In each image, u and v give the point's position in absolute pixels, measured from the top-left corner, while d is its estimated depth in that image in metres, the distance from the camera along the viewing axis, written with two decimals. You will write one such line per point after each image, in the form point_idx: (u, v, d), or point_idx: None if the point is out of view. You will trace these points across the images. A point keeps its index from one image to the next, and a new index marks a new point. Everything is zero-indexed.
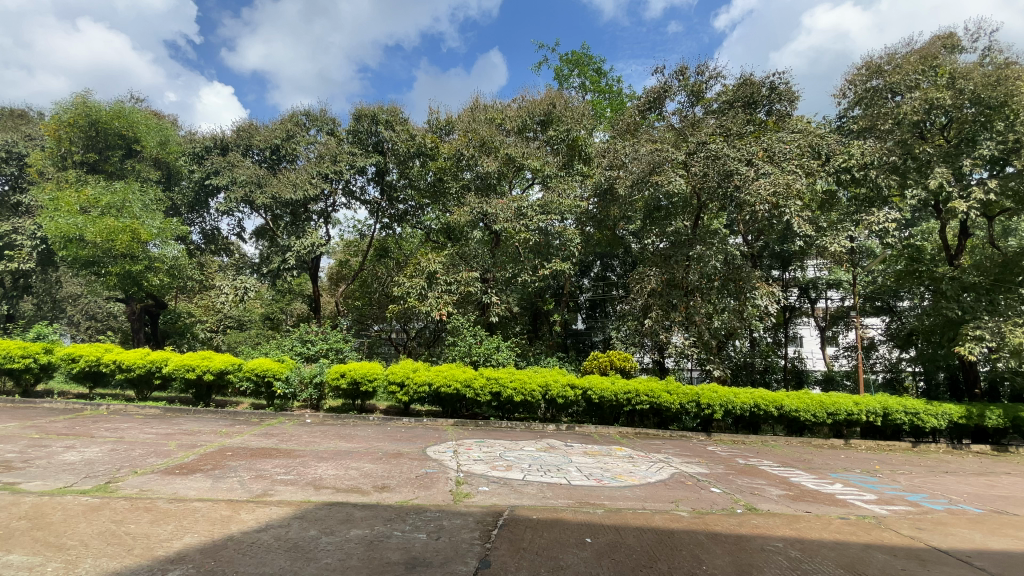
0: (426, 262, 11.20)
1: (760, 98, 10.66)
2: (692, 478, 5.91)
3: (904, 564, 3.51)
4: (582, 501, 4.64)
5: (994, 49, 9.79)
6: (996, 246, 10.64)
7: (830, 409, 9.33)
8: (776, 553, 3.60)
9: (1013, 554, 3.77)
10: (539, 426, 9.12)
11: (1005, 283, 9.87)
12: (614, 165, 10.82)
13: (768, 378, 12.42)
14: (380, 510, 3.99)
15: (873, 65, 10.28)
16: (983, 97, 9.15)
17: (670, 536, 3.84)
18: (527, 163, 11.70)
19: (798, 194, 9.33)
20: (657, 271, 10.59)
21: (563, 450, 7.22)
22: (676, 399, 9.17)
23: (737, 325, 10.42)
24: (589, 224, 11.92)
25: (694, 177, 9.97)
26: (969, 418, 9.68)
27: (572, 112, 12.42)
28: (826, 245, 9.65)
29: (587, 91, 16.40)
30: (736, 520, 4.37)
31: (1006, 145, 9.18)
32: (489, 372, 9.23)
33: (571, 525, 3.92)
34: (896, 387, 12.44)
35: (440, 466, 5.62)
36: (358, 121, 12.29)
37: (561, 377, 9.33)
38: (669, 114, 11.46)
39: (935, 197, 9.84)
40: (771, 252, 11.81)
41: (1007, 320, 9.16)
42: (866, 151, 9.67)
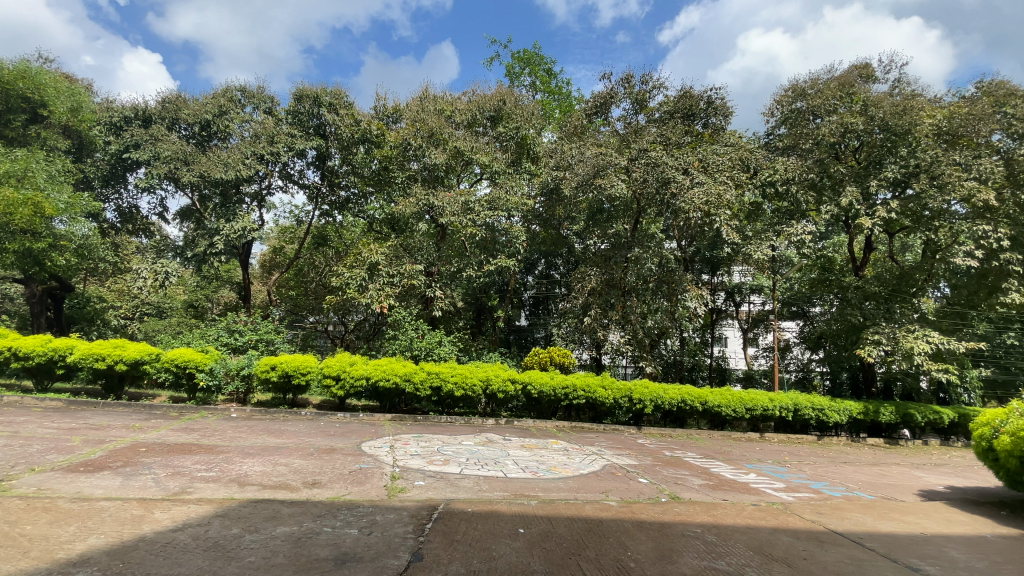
0: (368, 253, 10.91)
1: (698, 111, 11.22)
2: (622, 469, 6.18)
3: (804, 545, 3.86)
4: (518, 493, 4.73)
5: (902, 82, 10.82)
6: (895, 260, 11.85)
7: (749, 405, 10.03)
8: (694, 538, 3.86)
9: (896, 535, 4.24)
10: (478, 421, 9.16)
11: (901, 294, 11.05)
12: (561, 166, 11.11)
13: (695, 375, 13.19)
14: (310, 506, 3.88)
15: (798, 88, 11.09)
16: (892, 124, 10.11)
17: (599, 525, 4.00)
18: (475, 157, 11.61)
19: (728, 204, 9.99)
20: (598, 270, 10.93)
21: (501, 444, 7.29)
22: (611, 394, 9.52)
23: (669, 325, 10.94)
24: (535, 222, 12.17)
25: (635, 182, 10.36)
26: (866, 413, 10.74)
27: (522, 110, 12.47)
28: (751, 253, 10.40)
29: (537, 89, 16.55)
30: (660, 508, 4.63)
31: (908, 169, 10.18)
32: (430, 366, 9.10)
33: (505, 516, 3.99)
34: (806, 385, 13.50)
35: (376, 461, 5.52)
36: (299, 101, 11.72)
37: (502, 372, 9.41)
38: (614, 120, 11.87)
39: (846, 213, 10.75)
40: (702, 257, 12.44)
41: (902, 327, 10.25)
42: (789, 167, 10.56)
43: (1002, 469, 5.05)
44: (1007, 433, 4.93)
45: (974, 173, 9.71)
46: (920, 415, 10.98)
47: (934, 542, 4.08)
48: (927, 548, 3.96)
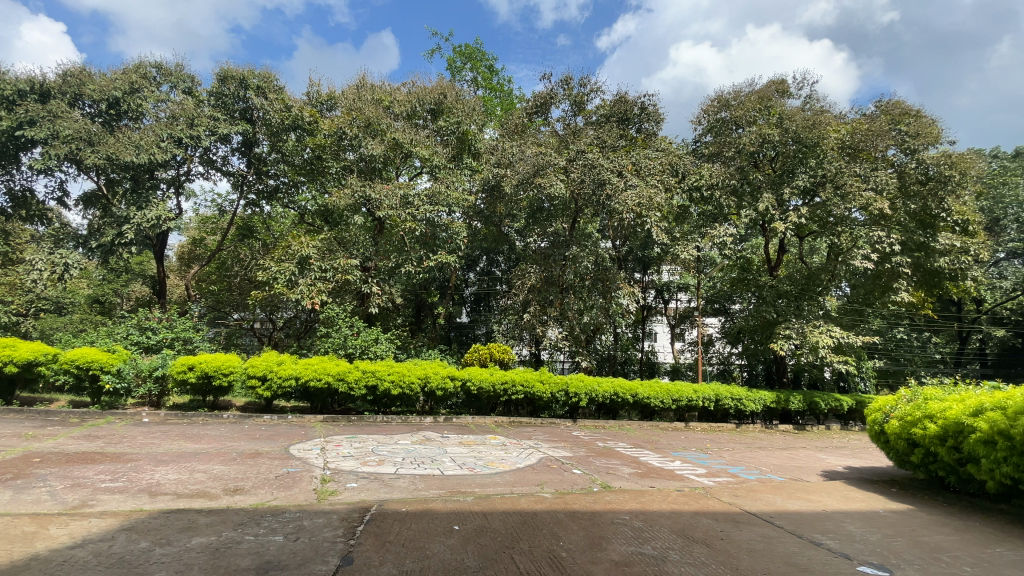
0: (299, 247, 10.45)
1: (632, 116, 11.65)
2: (557, 462, 6.34)
3: (721, 527, 4.15)
4: (453, 490, 4.73)
5: (813, 98, 11.82)
6: (804, 261, 12.99)
7: (675, 396, 10.62)
8: (623, 525, 4.04)
9: (801, 513, 4.66)
10: (416, 419, 9.04)
11: (809, 293, 11.95)
12: (501, 163, 11.14)
13: (626, 369, 13.79)
14: (230, 514, 3.66)
15: (722, 99, 11.84)
16: (803, 136, 11.02)
17: (533, 517, 4.09)
18: (415, 150, 11.39)
19: (658, 207, 10.52)
20: (537, 268, 11.11)
21: (438, 442, 7.24)
22: (548, 388, 9.73)
23: (603, 321, 11.32)
24: (476, 219, 12.18)
25: (573, 182, 10.62)
26: (778, 402, 11.70)
27: (463, 105, 12.38)
28: (678, 253, 11.04)
29: (479, 85, 16.50)
30: (592, 497, 4.80)
31: (816, 178, 11.08)
32: (365, 365, 8.83)
33: (440, 514, 3.98)
34: (727, 377, 14.39)
35: (305, 464, 5.30)
36: (223, 82, 11.01)
37: (441, 369, 9.33)
38: (554, 120, 12.07)
39: (762, 218, 11.59)
40: (635, 256, 12.95)
41: (809, 322, 11.27)
42: (712, 174, 11.32)
43: (892, 450, 5.68)
44: (895, 418, 5.56)
45: (872, 184, 10.79)
46: (824, 403, 12.11)
47: (834, 518, 4.52)
48: (827, 523, 4.37)
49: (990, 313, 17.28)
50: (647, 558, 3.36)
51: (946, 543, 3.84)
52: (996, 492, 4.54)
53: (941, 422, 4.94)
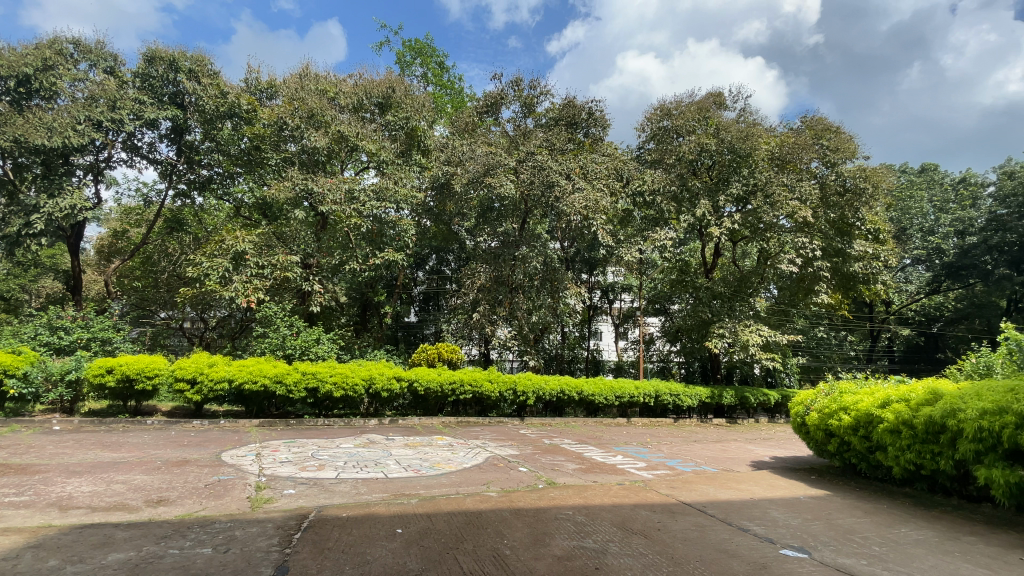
0: (233, 241, 9.90)
1: (580, 121, 11.90)
2: (504, 460, 6.38)
3: (659, 517, 4.34)
4: (397, 493, 4.65)
5: (747, 111, 12.54)
6: (736, 265, 13.82)
7: (618, 393, 10.99)
8: (566, 520, 4.13)
9: (732, 502, 4.95)
10: (360, 422, 8.81)
11: (741, 294, 12.75)
12: (451, 161, 11.00)
13: (573, 367, 14.08)
14: (153, 527, 3.42)
15: (664, 108, 12.36)
16: (737, 147, 11.67)
17: (478, 516, 4.10)
18: (361, 145, 11.06)
19: (603, 210, 10.81)
20: (487, 267, 11.16)
21: (383, 444, 7.09)
22: (496, 387, 9.77)
23: (551, 321, 11.49)
24: (425, 216, 12.02)
25: (522, 183, 10.70)
26: (712, 398, 12.34)
27: (412, 101, 12.17)
28: (622, 255, 11.40)
29: (429, 81, 16.31)
30: (537, 494, 4.88)
31: (748, 187, 11.82)
32: (305, 366, 8.48)
33: (382, 518, 3.90)
34: (666, 374, 14.89)
35: (238, 471, 5.04)
36: (150, 63, 10.24)
37: (387, 370, 9.11)
38: (504, 121, 12.12)
39: (699, 223, 12.18)
40: (582, 258, 13.23)
41: (740, 322, 12.04)
42: (654, 180, 11.77)
43: (812, 440, 6.14)
44: (815, 411, 6.01)
45: (797, 194, 11.60)
46: (753, 398, 12.93)
47: (760, 505, 4.84)
48: (754, 511, 4.67)
49: (896, 314, 19.07)
50: (588, 552, 3.46)
51: (856, 525, 4.20)
52: (900, 476, 5.01)
53: (854, 414, 5.39)
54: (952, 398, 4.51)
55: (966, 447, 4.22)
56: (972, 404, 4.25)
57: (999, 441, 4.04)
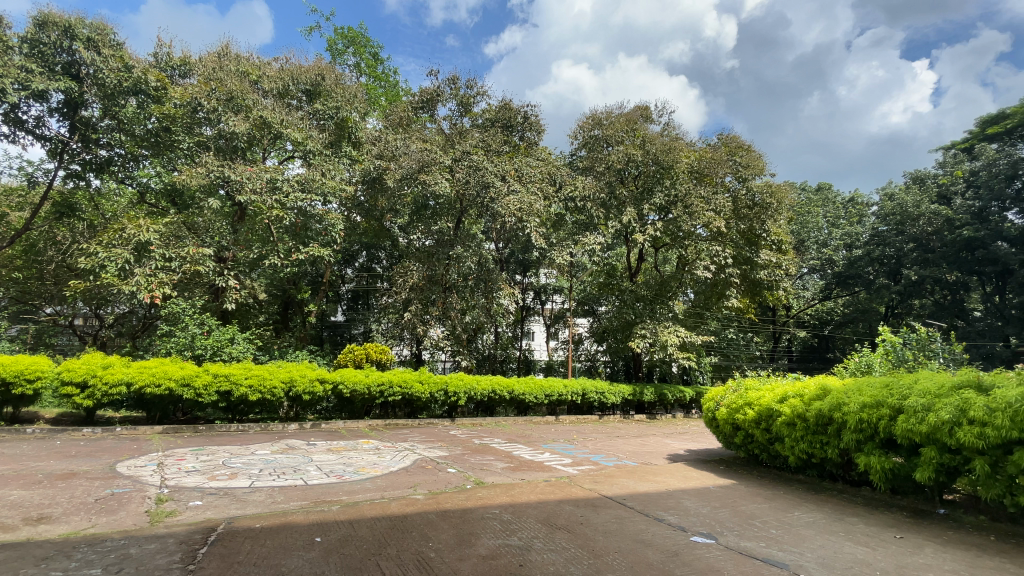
0: (134, 231, 8.98)
1: (516, 124, 12.05)
2: (432, 462, 6.31)
3: (582, 512, 4.50)
4: (317, 500, 4.45)
5: (670, 125, 13.31)
6: (658, 269, 14.65)
7: (548, 391, 11.29)
8: (492, 519, 4.17)
9: (649, 494, 5.23)
10: (278, 427, 8.35)
11: (662, 297, 13.52)
12: (384, 155, 10.72)
13: (505, 367, 14.21)
14: (29, 548, 3.04)
15: (595, 118, 12.88)
16: (661, 158, 12.36)
17: (402, 520, 4.04)
18: (286, 133, 10.44)
19: (537, 213, 10.99)
20: (420, 266, 11.00)
21: (303, 450, 6.76)
22: (427, 388, 9.61)
23: (485, 321, 11.50)
24: (355, 211, 11.66)
25: (457, 182, 10.62)
26: (634, 395, 12.99)
27: (343, 91, 11.71)
28: (554, 257, 11.63)
29: (362, 72, 15.78)
30: (465, 494, 4.88)
31: (670, 197, 12.60)
32: (218, 368, 7.87)
33: (300, 527, 3.72)
34: (593, 373, 15.35)
35: (135, 483, 4.59)
36: (40, 28, 9.05)
37: (309, 372, 8.66)
38: (439, 118, 11.99)
39: (626, 229, 12.79)
40: (516, 259, 13.39)
41: (660, 324, 12.76)
42: (585, 187, 12.14)
43: (721, 433, 6.63)
44: (724, 406, 6.50)
45: (712, 205, 12.49)
46: (671, 394, 13.81)
47: (674, 496, 5.16)
48: (669, 501, 4.97)
49: (795, 317, 21.05)
50: (513, 549, 3.51)
51: (757, 510, 4.60)
52: (795, 464, 5.54)
53: (758, 408, 5.89)
54: (838, 393, 5.06)
55: (850, 437, 4.75)
56: (855, 399, 4.79)
57: (876, 431, 4.58)
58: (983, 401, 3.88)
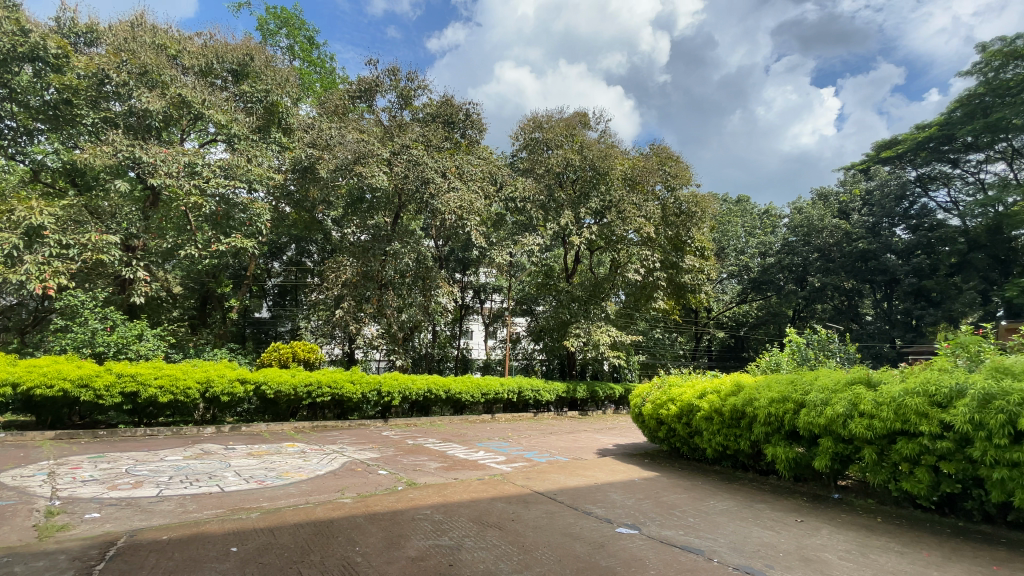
0: (23, 213, 7.94)
1: (458, 121, 11.95)
2: (362, 464, 6.12)
3: (513, 508, 4.55)
4: (235, 507, 4.19)
5: (607, 133, 13.77)
6: (593, 271, 15.12)
7: (484, 390, 11.32)
8: (423, 519, 4.12)
9: (579, 488, 5.39)
10: (192, 431, 7.75)
11: (596, 298, 13.97)
12: (317, 144, 10.25)
13: (441, 366, 14.12)
14: None
15: (536, 121, 13.11)
16: (598, 164, 12.77)
17: (328, 525, 3.89)
18: (208, 114, 9.68)
19: (477, 211, 10.97)
20: (354, 262, 10.62)
21: (221, 454, 6.32)
22: (359, 389, 9.30)
23: (422, 319, 11.27)
24: (284, 201, 11.19)
25: (396, 176, 10.31)
26: (568, 392, 13.35)
27: (274, 73, 11.07)
28: (493, 257, 11.67)
29: (295, 55, 15.00)
30: (395, 496, 4.78)
31: (605, 203, 13.03)
32: (123, 368, 7.17)
33: (214, 537, 3.48)
34: (529, 372, 15.56)
35: (20, 495, 4.08)
36: None
37: (229, 372, 8.11)
38: (378, 109, 11.64)
39: (563, 232, 13.08)
40: (455, 257, 13.29)
41: (594, 324, 13.17)
42: (525, 188, 12.29)
43: (646, 428, 6.96)
44: (649, 402, 6.82)
45: (643, 212, 13.08)
46: (602, 391, 14.32)
47: (602, 489, 5.35)
48: (597, 494, 5.15)
49: (716, 319, 22.53)
50: (443, 549, 3.49)
51: (677, 500, 4.88)
52: (712, 456, 5.93)
53: (679, 404, 6.25)
54: (750, 389, 5.47)
55: (760, 430, 5.15)
56: (765, 394, 5.19)
57: (782, 424, 5.00)
58: (871, 395, 4.34)
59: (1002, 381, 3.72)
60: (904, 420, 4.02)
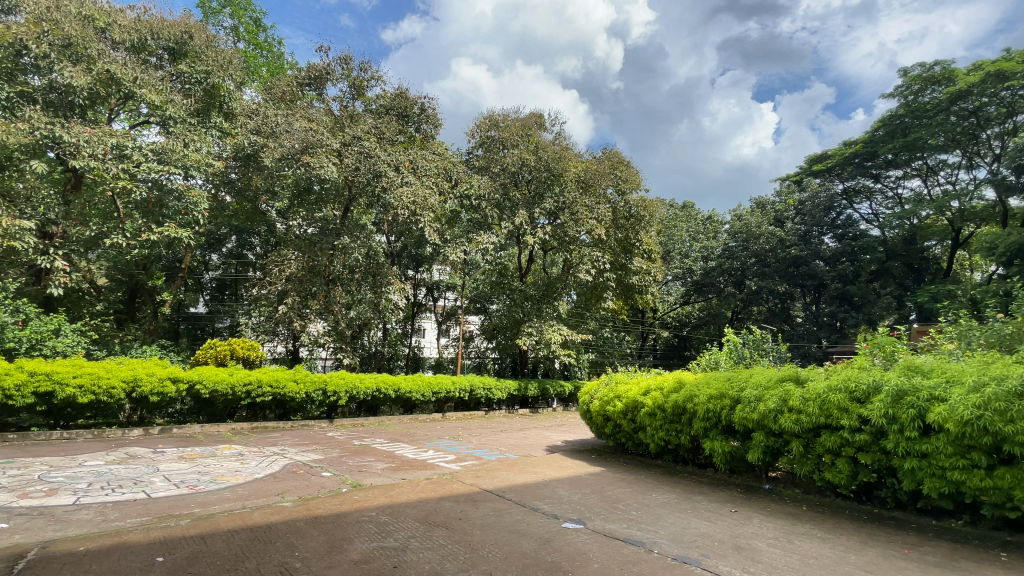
0: None
1: (412, 115, 11.76)
2: (304, 466, 5.89)
3: (460, 507, 4.53)
4: (164, 514, 3.92)
5: (561, 135, 13.96)
6: (546, 271, 15.31)
7: (435, 388, 11.19)
8: (368, 522, 4.02)
9: (527, 485, 5.44)
10: (117, 433, 7.20)
11: (548, 297, 14.13)
12: (261, 130, 9.77)
13: (391, 365, 13.85)
14: None
15: (492, 120, 13.10)
16: (553, 165, 12.93)
17: (265, 530, 3.71)
18: (140, 93, 9.09)
19: (431, 207, 10.83)
20: (299, 255, 10.15)
21: (148, 459, 5.90)
22: (302, 388, 8.95)
23: (371, 317, 10.93)
24: (223, 189, 10.57)
25: (346, 168, 9.95)
26: (519, 390, 13.44)
27: (216, 55, 10.46)
28: (447, 254, 11.57)
29: (239, 37, 14.24)
30: (339, 498, 4.63)
31: (559, 204, 13.21)
32: (36, 366, 6.56)
33: (137, 546, 3.24)
34: (481, 370, 15.56)
35: None
36: None
37: (159, 371, 7.59)
38: (329, 99, 11.25)
39: (518, 231, 13.15)
40: (408, 254, 13.09)
41: (546, 323, 13.34)
42: (480, 186, 12.23)
43: (593, 424, 7.12)
44: (597, 399, 6.98)
45: (595, 214, 13.36)
46: (552, 389, 14.52)
47: (550, 485, 5.42)
48: (544, 491, 5.22)
49: (662, 319, 23.37)
50: (387, 551, 3.42)
51: (622, 495, 5.02)
52: (654, 451, 6.14)
53: (625, 400, 6.43)
54: (691, 386, 5.71)
55: (699, 426, 5.38)
56: (704, 391, 5.44)
57: (719, 419, 5.25)
58: (799, 391, 4.64)
59: (913, 378, 4.08)
60: (828, 415, 4.33)
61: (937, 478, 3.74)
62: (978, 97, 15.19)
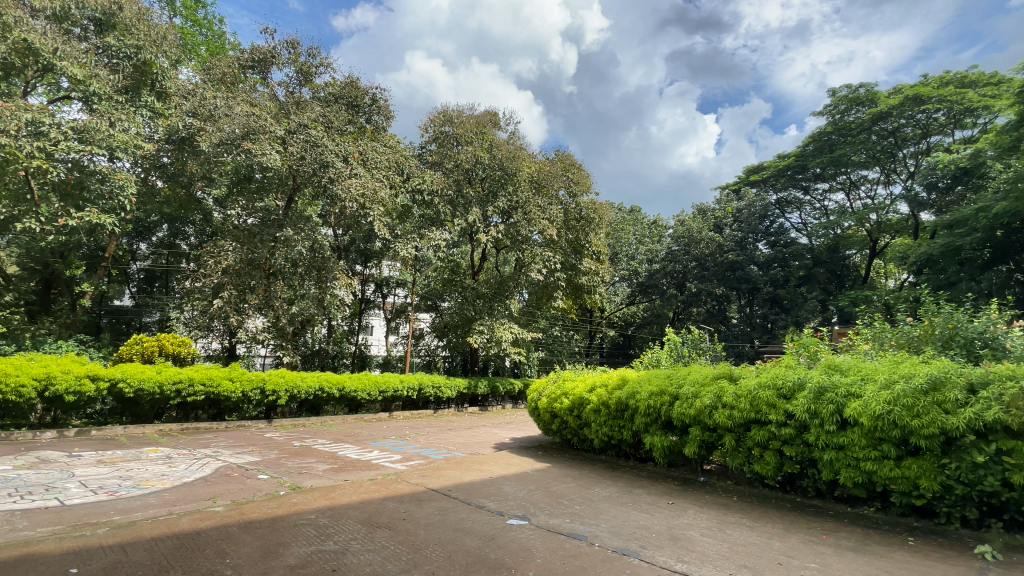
0: None
1: (363, 105, 11.45)
2: (239, 469, 5.61)
3: (405, 507, 4.46)
4: (79, 522, 3.62)
5: (516, 135, 14.03)
6: (498, 269, 15.35)
7: (381, 387, 10.96)
8: (306, 525, 3.88)
9: (473, 483, 5.43)
10: (26, 436, 6.57)
11: (500, 296, 14.12)
12: (197, 112, 9.17)
13: (336, 363, 13.43)
14: None
15: (446, 115, 12.97)
16: (507, 164, 12.98)
17: (194, 537, 3.51)
18: (59, 66, 8.26)
19: (381, 201, 10.59)
20: (237, 247, 9.54)
21: (62, 463, 5.43)
22: (239, 387, 8.50)
23: (315, 313, 10.58)
24: (154, 174, 10.03)
25: (290, 157, 9.54)
26: (469, 389, 13.38)
27: (148, 29, 9.70)
28: (397, 249, 11.36)
29: (176, 11, 13.34)
30: (276, 501, 4.44)
31: (512, 203, 13.27)
32: None
33: (47, 558, 2.98)
34: (430, 368, 15.40)
35: None
36: None
37: (76, 368, 6.99)
38: (274, 83, 10.74)
39: (471, 228, 13.09)
40: (356, 248, 12.77)
41: (497, 321, 13.39)
42: (433, 182, 12.08)
43: (541, 421, 7.22)
44: (545, 397, 7.09)
45: (547, 215, 13.53)
46: (502, 386, 14.56)
47: (496, 483, 5.45)
48: (490, 488, 5.23)
49: (609, 319, 23.99)
50: (326, 555, 3.32)
51: (566, 490, 5.11)
52: (598, 446, 6.30)
53: (571, 397, 6.57)
54: (633, 384, 5.92)
55: (640, 421, 5.58)
56: (646, 388, 5.65)
57: (659, 415, 5.46)
58: (732, 389, 4.91)
59: (833, 376, 4.41)
60: (757, 410, 4.61)
61: (853, 468, 4.05)
62: (896, 118, 16.56)
